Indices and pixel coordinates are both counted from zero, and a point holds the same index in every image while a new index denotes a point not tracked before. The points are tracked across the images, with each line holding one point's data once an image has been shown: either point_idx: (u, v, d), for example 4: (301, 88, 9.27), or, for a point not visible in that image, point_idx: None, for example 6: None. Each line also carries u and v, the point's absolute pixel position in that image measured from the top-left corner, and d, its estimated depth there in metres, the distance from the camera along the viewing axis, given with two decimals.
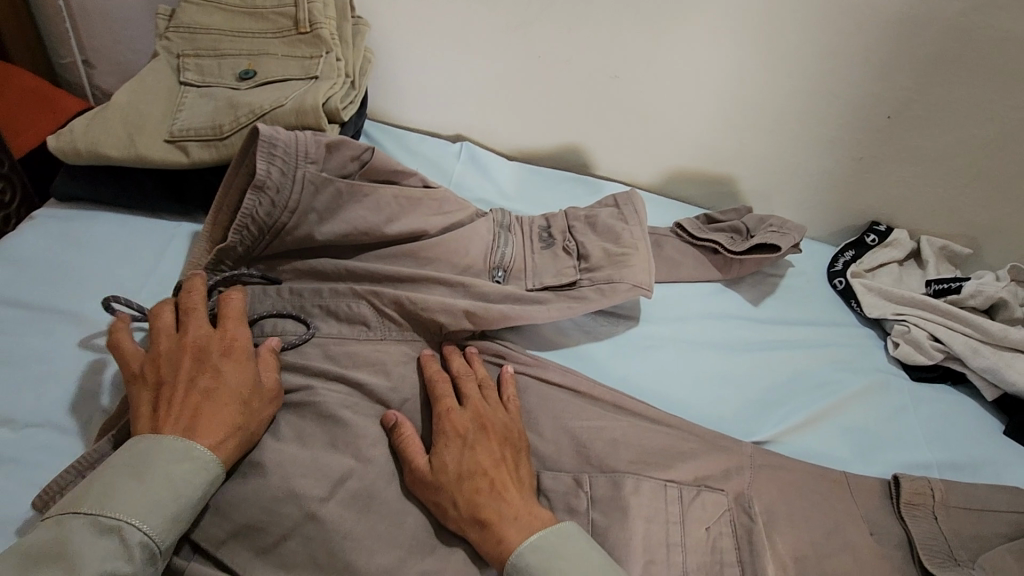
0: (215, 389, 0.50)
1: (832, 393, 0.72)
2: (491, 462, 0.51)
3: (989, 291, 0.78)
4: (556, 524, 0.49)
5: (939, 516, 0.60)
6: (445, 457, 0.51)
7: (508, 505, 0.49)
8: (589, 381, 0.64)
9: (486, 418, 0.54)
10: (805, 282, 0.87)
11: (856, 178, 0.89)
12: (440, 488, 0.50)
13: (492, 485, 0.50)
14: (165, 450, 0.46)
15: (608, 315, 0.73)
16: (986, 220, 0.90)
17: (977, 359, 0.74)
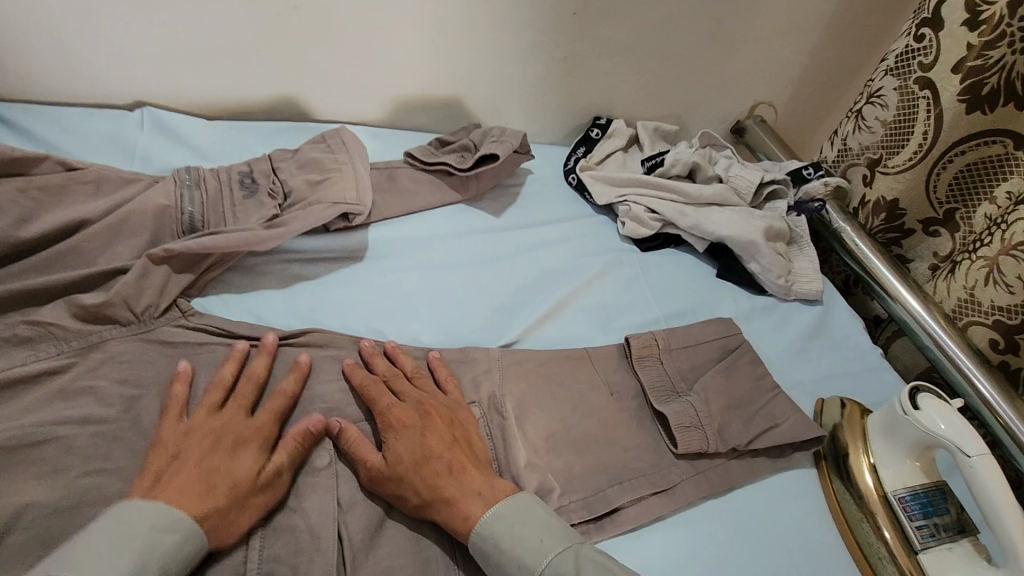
0: (217, 446, 0.50)
1: (572, 279, 0.77)
2: (444, 444, 0.54)
3: (684, 158, 0.89)
4: (515, 493, 0.52)
5: (664, 361, 0.68)
6: (399, 451, 0.53)
7: (456, 490, 0.51)
8: (326, 334, 0.62)
9: (414, 401, 0.57)
10: (543, 185, 0.92)
11: (570, 77, 0.95)
12: (397, 482, 0.51)
13: (450, 466, 0.53)
14: (142, 519, 0.43)
15: (334, 254, 0.71)
16: (680, 98, 1.04)
17: (683, 219, 0.84)
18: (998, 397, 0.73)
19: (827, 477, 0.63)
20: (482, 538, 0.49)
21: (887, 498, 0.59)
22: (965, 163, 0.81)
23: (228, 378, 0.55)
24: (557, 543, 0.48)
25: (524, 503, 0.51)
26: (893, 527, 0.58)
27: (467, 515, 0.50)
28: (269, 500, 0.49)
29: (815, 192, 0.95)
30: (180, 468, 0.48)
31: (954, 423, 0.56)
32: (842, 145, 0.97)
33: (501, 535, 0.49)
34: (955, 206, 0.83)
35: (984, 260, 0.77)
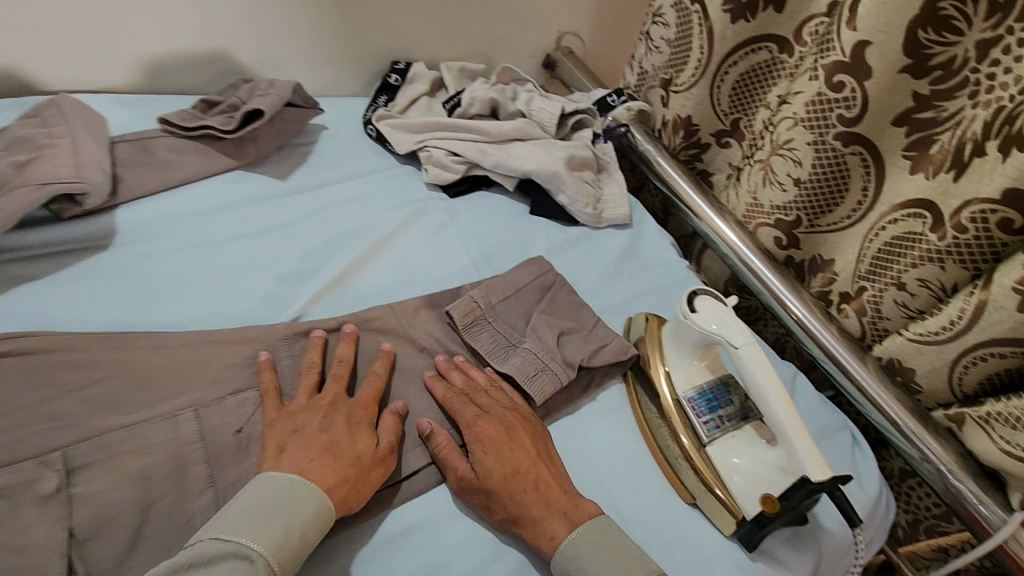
0: (306, 436, 0.51)
1: (370, 236, 0.72)
2: (529, 458, 0.54)
3: (479, 96, 0.86)
4: (595, 514, 0.53)
5: (490, 319, 0.65)
6: (486, 464, 0.53)
7: (541, 510, 0.52)
8: (57, 337, 0.52)
9: (498, 415, 0.57)
10: (340, 140, 0.85)
11: (350, 18, 0.88)
12: (504, 502, 0.52)
13: (535, 482, 0.53)
14: (278, 497, 0.46)
15: (69, 243, 0.61)
16: (479, 35, 1.00)
17: (486, 158, 0.82)
18: (784, 288, 0.79)
19: (634, 394, 0.65)
20: (563, 561, 0.50)
21: (679, 401, 0.61)
22: (739, 72, 0.84)
23: (317, 364, 0.57)
24: (640, 568, 0.49)
25: (607, 528, 0.52)
26: (685, 427, 0.59)
27: (552, 534, 0.51)
28: (384, 472, 0.52)
29: (621, 118, 0.96)
30: (303, 441, 0.51)
31: (724, 319, 0.58)
32: (640, 69, 0.99)
33: (586, 559, 0.50)
34: (738, 116, 0.87)
35: (760, 163, 0.81)
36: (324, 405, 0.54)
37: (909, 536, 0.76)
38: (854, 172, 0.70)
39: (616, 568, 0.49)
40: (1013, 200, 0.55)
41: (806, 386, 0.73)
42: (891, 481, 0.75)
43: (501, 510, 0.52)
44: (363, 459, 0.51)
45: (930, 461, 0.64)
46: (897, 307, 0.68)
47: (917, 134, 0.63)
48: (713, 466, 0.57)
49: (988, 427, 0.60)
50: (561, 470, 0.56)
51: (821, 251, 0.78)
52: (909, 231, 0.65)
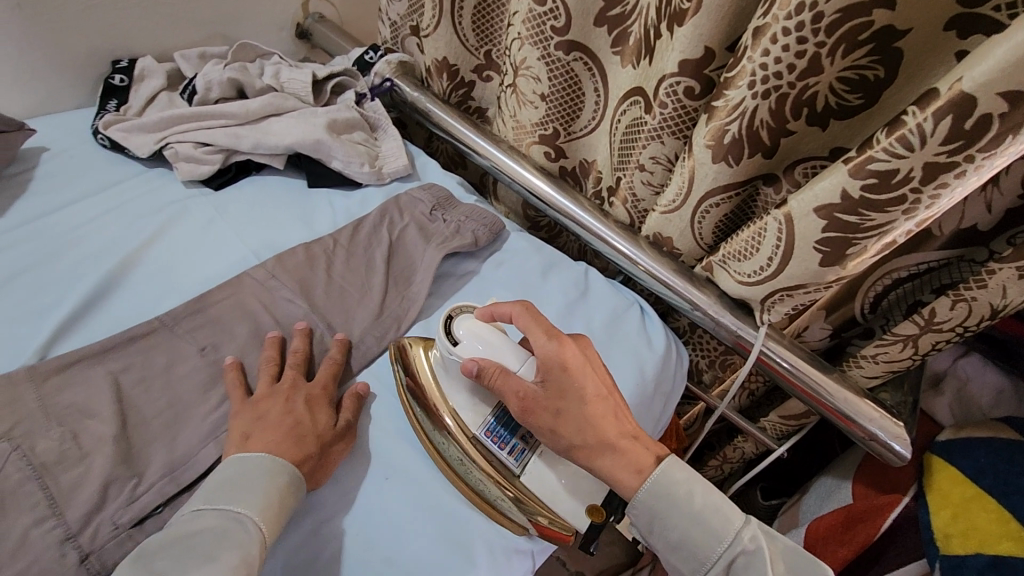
0: (293, 413, 0.56)
1: (120, 252, 0.66)
2: (601, 384, 0.59)
3: (216, 78, 0.81)
4: (666, 460, 0.59)
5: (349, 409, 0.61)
6: (576, 391, 0.57)
7: (631, 446, 0.58)
8: None
9: (573, 346, 0.60)
10: (68, 158, 0.76)
11: (40, 21, 0.77)
12: (580, 433, 0.57)
13: (607, 391, 0.60)
14: (256, 470, 0.51)
15: None
16: (211, 15, 0.94)
17: (241, 141, 0.78)
18: (563, 198, 0.85)
19: (421, 430, 0.61)
20: (648, 497, 0.57)
21: (476, 437, 0.60)
22: (473, 6, 0.87)
23: (241, 381, 0.58)
24: (718, 536, 0.56)
25: (694, 486, 0.57)
26: (493, 463, 0.59)
27: (638, 468, 0.58)
28: (345, 447, 0.58)
29: (384, 73, 0.96)
30: (267, 425, 0.55)
31: (488, 340, 0.60)
32: (389, 22, 0.98)
33: (672, 525, 0.57)
34: (489, 48, 0.92)
35: (512, 88, 0.85)
36: (287, 392, 0.58)
37: (712, 378, 0.87)
38: (582, 76, 0.77)
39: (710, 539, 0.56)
40: (687, 69, 0.62)
41: (598, 278, 0.82)
42: (686, 336, 0.86)
43: (574, 443, 0.57)
44: (326, 442, 0.56)
45: (699, 309, 0.75)
46: (646, 187, 0.77)
47: (617, 31, 0.71)
48: (525, 491, 0.58)
49: (727, 267, 0.70)
50: (620, 399, 0.61)
51: (583, 155, 0.86)
52: (634, 118, 0.73)
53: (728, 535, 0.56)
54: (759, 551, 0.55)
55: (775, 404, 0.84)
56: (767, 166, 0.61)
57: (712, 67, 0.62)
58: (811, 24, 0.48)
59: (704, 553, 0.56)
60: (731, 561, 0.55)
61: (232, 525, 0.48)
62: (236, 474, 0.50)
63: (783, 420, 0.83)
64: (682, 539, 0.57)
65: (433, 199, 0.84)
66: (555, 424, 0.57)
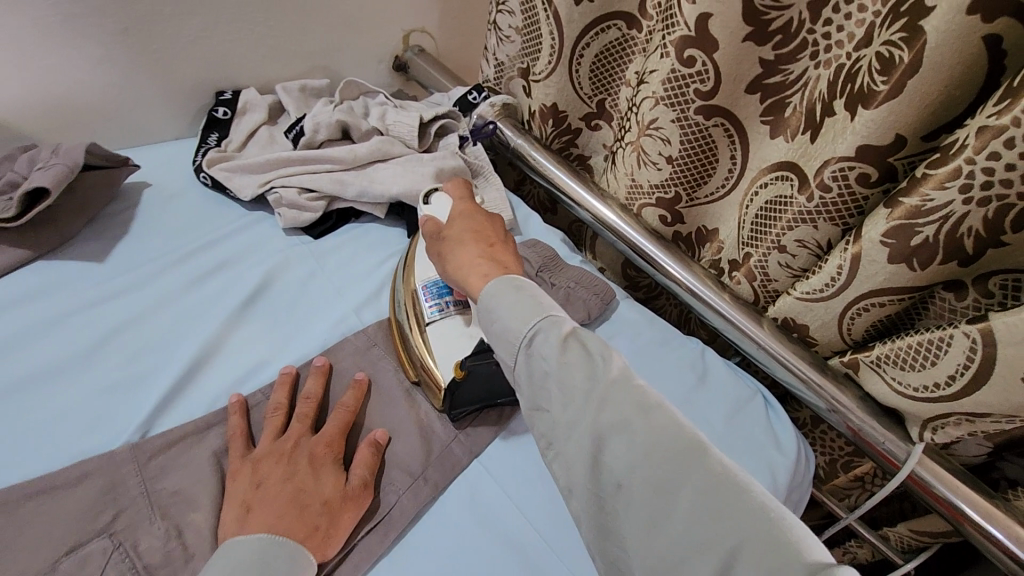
0: (292, 473, 0.49)
1: (221, 309, 0.62)
2: (493, 240, 0.59)
3: (325, 120, 0.77)
4: (511, 275, 0.52)
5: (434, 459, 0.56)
6: (463, 242, 0.58)
7: (482, 260, 0.55)
8: None
9: (479, 216, 0.62)
10: (170, 197, 0.72)
11: (151, 52, 0.74)
12: (457, 258, 0.57)
13: (491, 244, 0.58)
14: (244, 551, 0.43)
15: None
16: (315, 48, 0.90)
17: (346, 189, 0.73)
18: (678, 267, 0.78)
19: (395, 323, 0.64)
20: (491, 293, 0.49)
21: (414, 287, 0.64)
22: (594, 54, 0.81)
23: (242, 429, 0.52)
24: (541, 309, 0.47)
25: (522, 288, 0.49)
26: (411, 316, 0.62)
27: (485, 277, 0.53)
28: (358, 511, 0.49)
29: (487, 115, 0.91)
30: (268, 493, 0.47)
31: (446, 207, 0.68)
32: (496, 62, 0.93)
33: (498, 305, 0.48)
34: (602, 97, 0.86)
35: (631, 144, 0.79)
36: (286, 448, 0.51)
37: (830, 473, 0.79)
38: (720, 142, 0.70)
39: (592, 373, 0.43)
40: (866, 154, 0.55)
41: (716, 359, 0.75)
42: (805, 429, 0.78)
43: (453, 262, 0.57)
44: (336, 507, 0.48)
45: (837, 410, 0.67)
46: (782, 269, 0.69)
47: (771, 100, 0.64)
48: (426, 342, 0.60)
49: (881, 371, 0.62)
50: (509, 243, 0.60)
51: (705, 222, 0.79)
52: (780, 195, 0.65)
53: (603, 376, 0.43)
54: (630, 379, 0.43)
55: (905, 515, 0.76)
56: (958, 274, 0.53)
57: (899, 155, 0.54)
58: None
59: (578, 380, 0.43)
60: (533, 338, 0.45)
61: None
62: (226, 560, 0.42)
63: (914, 533, 0.74)
64: (503, 330, 0.47)
65: (539, 258, 0.78)
66: (437, 249, 0.60)
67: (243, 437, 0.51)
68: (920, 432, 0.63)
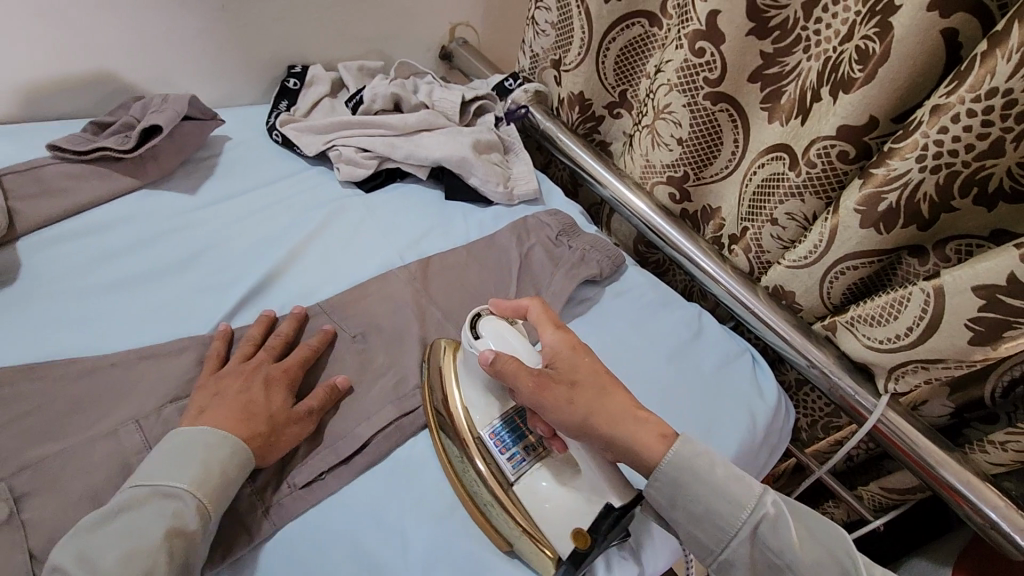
0: (246, 390, 0.54)
1: (287, 240, 0.73)
2: (591, 366, 0.56)
3: (382, 92, 0.89)
4: (679, 437, 0.52)
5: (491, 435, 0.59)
6: (574, 373, 0.54)
7: (640, 421, 0.53)
8: None
9: (565, 337, 0.58)
10: (246, 149, 0.85)
11: (239, 26, 0.87)
12: (595, 401, 0.53)
13: (598, 375, 0.55)
14: (194, 441, 0.48)
15: None
16: (374, 33, 1.02)
17: (395, 151, 0.85)
18: (682, 239, 0.87)
19: (455, 477, 0.57)
20: (660, 477, 0.51)
21: (480, 436, 0.57)
22: (619, 48, 0.92)
23: (218, 352, 0.58)
24: (740, 498, 0.49)
25: (690, 469, 0.50)
26: (480, 455, 0.55)
27: (659, 450, 0.51)
28: (300, 431, 0.54)
29: (520, 100, 1.02)
30: (221, 400, 0.52)
31: (503, 336, 0.57)
32: (531, 53, 1.04)
33: (693, 488, 0.50)
34: (625, 88, 0.96)
35: (648, 128, 0.88)
36: (245, 371, 0.56)
37: (811, 437, 0.87)
38: (724, 126, 0.79)
39: (729, 503, 0.49)
40: (845, 133, 0.64)
41: (711, 322, 0.83)
42: (791, 392, 0.86)
43: (586, 417, 0.52)
44: (276, 423, 0.53)
45: (815, 367, 0.75)
46: (774, 240, 0.78)
47: (770, 88, 0.73)
48: (515, 501, 0.53)
49: (854, 330, 0.71)
50: (590, 351, 0.58)
51: (709, 201, 0.88)
52: (774, 173, 0.74)
53: (744, 505, 0.49)
54: (782, 519, 0.49)
55: (878, 476, 0.83)
56: (919, 238, 0.62)
57: (872, 135, 0.63)
58: (1000, 109, 0.51)
59: (731, 512, 0.49)
60: (758, 523, 0.49)
61: (169, 501, 0.45)
62: (174, 450, 0.48)
63: (884, 491, 0.82)
64: (660, 491, 0.51)
65: (559, 224, 0.88)
66: (547, 397, 0.53)
67: (215, 359, 0.57)
68: (885, 384, 0.71)
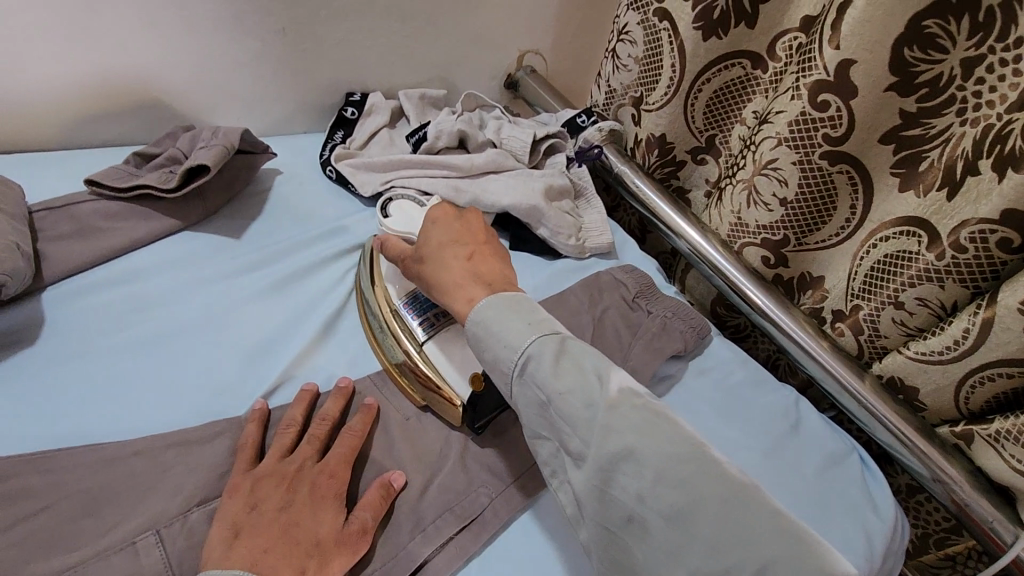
0: (288, 506, 0.45)
1: (337, 296, 0.65)
2: (457, 235, 0.56)
3: (447, 127, 0.81)
4: (498, 292, 0.49)
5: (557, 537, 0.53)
6: (433, 240, 0.57)
7: (468, 275, 0.52)
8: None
9: (461, 227, 0.58)
10: (298, 185, 0.77)
11: (299, 50, 0.80)
12: (437, 266, 0.54)
13: (470, 250, 0.55)
14: None
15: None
16: (439, 59, 0.94)
17: (460, 196, 0.76)
18: (777, 309, 0.76)
19: (377, 344, 0.61)
20: (478, 317, 0.48)
21: (395, 308, 0.61)
22: (713, 89, 0.82)
23: (255, 439, 0.50)
24: (545, 330, 0.46)
25: (509, 302, 0.48)
26: (404, 335, 0.59)
27: (471, 295, 0.50)
28: (351, 558, 0.45)
29: (593, 139, 0.92)
30: (260, 524, 0.44)
31: (406, 221, 0.65)
32: (608, 88, 0.95)
33: (495, 323, 0.47)
34: (713, 133, 0.85)
35: (743, 182, 0.78)
36: (288, 475, 0.47)
37: (919, 548, 0.75)
38: (841, 190, 0.69)
39: (517, 339, 0.46)
40: (1010, 219, 0.54)
41: (811, 411, 0.72)
42: (900, 496, 0.74)
43: (437, 283, 0.53)
44: (325, 551, 0.44)
45: (943, 482, 0.63)
46: (895, 326, 0.67)
47: (906, 152, 0.62)
48: (416, 357, 0.57)
49: (998, 445, 0.60)
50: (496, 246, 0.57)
51: (810, 268, 0.77)
52: (904, 250, 0.63)
53: (516, 346, 0.45)
54: (643, 457, 0.39)
55: None
56: None
57: None
58: None
59: (508, 357, 0.45)
60: (527, 361, 0.45)
61: None
62: None
63: None
64: (490, 359, 0.47)
65: (636, 285, 0.78)
66: (417, 266, 0.56)
67: (252, 450, 0.49)
68: None
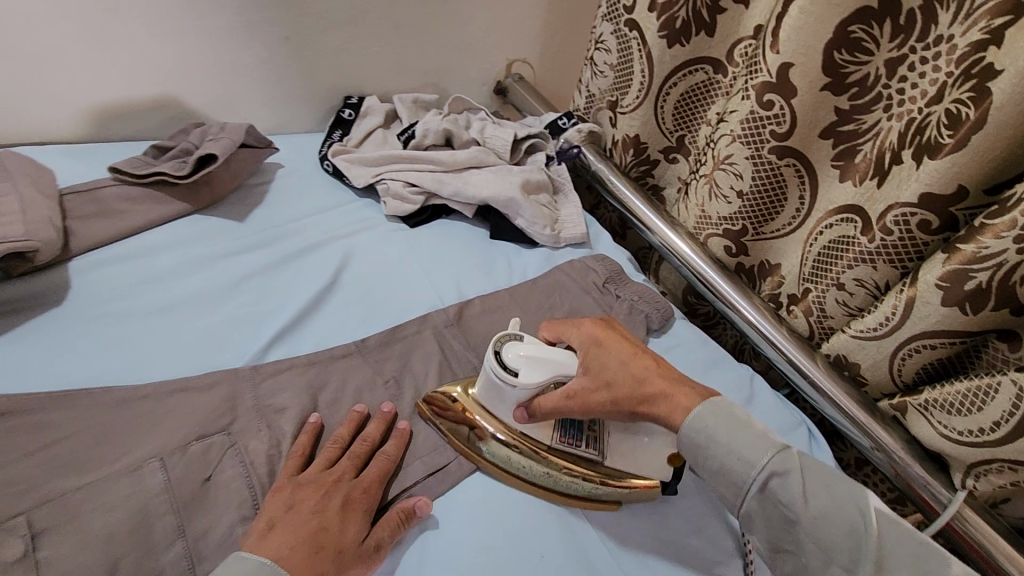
0: (323, 509, 0.50)
1: (326, 274, 0.72)
2: (634, 359, 0.57)
3: (434, 127, 0.89)
4: (711, 399, 0.53)
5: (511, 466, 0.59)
6: (608, 362, 0.56)
7: (672, 389, 0.54)
8: (21, 400, 0.51)
9: (618, 345, 0.58)
10: (298, 178, 0.85)
11: (301, 55, 0.88)
12: (619, 373, 0.56)
13: (655, 372, 0.56)
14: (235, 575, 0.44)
15: (20, 303, 0.60)
16: (431, 66, 1.02)
17: (443, 188, 0.84)
18: (737, 296, 0.81)
19: (495, 465, 0.59)
20: (698, 427, 0.52)
21: (547, 442, 0.60)
22: (680, 93, 0.89)
23: (303, 450, 0.55)
24: (772, 442, 0.50)
25: (730, 407, 0.52)
26: (563, 460, 0.59)
27: (682, 404, 0.53)
28: (364, 572, 0.49)
29: (573, 139, 0.99)
30: (294, 519, 0.49)
31: (549, 355, 0.56)
32: (588, 92, 1.02)
33: (719, 432, 0.51)
34: (683, 133, 0.92)
35: (706, 177, 0.85)
36: (327, 485, 0.52)
37: None
38: (790, 182, 0.74)
39: (746, 456, 0.49)
40: (927, 202, 0.59)
41: (764, 388, 0.77)
42: (849, 471, 0.79)
43: (630, 392, 0.55)
44: (341, 551, 0.48)
45: (880, 450, 0.67)
46: (839, 306, 0.72)
47: (843, 146, 0.68)
48: (591, 474, 0.59)
49: (928, 415, 0.65)
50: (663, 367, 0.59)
51: (768, 256, 0.82)
52: (843, 235, 0.69)
53: (755, 462, 0.49)
54: (878, 537, 0.46)
55: None
56: (1010, 321, 0.57)
57: (961, 206, 0.58)
58: None
59: (743, 475, 0.49)
60: (769, 478, 0.48)
61: None
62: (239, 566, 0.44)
63: None
64: (715, 471, 0.51)
65: (606, 271, 0.84)
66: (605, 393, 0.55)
67: (303, 460, 0.54)
68: (963, 479, 0.64)
